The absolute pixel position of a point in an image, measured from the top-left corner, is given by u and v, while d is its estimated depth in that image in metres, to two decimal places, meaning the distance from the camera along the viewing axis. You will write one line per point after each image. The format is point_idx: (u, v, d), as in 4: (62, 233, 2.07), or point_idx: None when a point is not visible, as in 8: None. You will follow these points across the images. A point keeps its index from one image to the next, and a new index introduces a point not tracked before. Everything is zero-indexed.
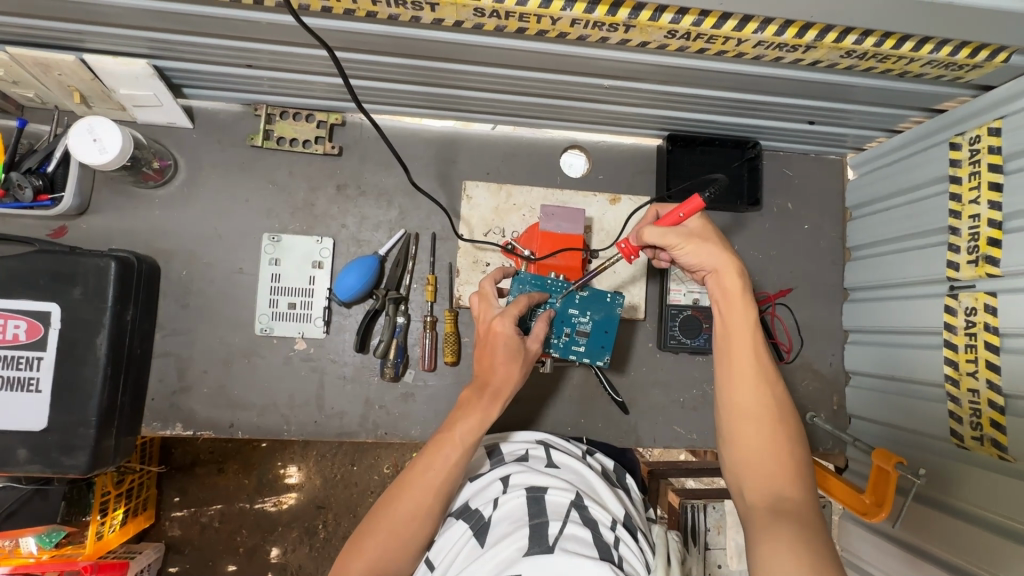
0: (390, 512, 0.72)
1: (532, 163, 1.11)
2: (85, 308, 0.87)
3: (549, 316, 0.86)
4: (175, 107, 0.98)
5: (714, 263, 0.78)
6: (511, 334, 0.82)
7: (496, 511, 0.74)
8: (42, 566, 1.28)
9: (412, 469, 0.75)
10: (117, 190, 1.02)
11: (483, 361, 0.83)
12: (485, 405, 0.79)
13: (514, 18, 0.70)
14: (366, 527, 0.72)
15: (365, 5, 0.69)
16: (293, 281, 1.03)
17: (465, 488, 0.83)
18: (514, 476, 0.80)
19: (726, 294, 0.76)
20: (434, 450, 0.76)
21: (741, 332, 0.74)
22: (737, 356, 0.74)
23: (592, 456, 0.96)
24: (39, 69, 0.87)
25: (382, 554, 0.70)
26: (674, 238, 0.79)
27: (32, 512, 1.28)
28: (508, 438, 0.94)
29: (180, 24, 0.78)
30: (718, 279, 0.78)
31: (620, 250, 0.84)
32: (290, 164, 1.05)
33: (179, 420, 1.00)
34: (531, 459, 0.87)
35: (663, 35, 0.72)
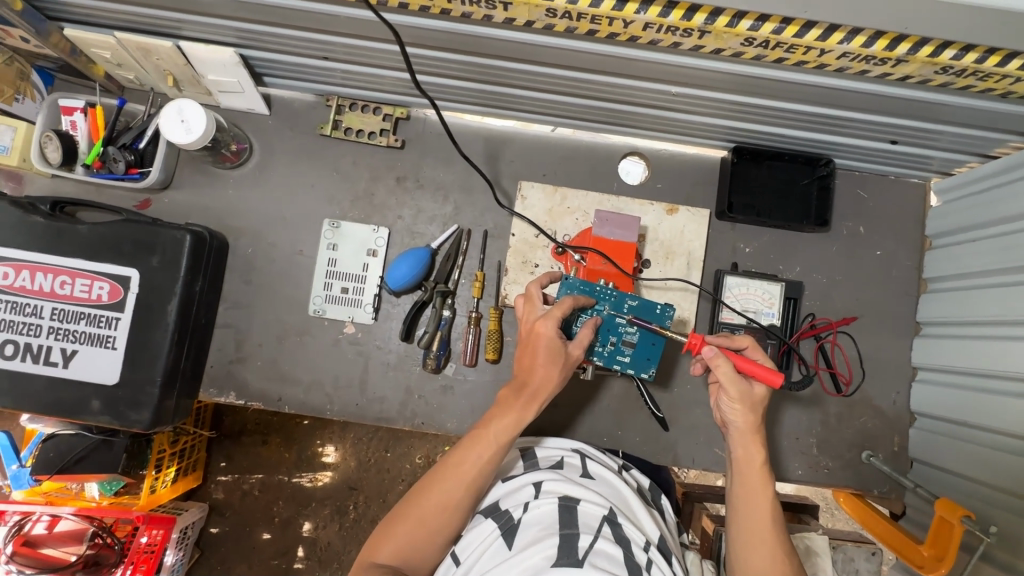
0: (419, 503, 0.74)
1: (591, 168, 1.10)
2: (160, 276, 0.94)
3: (595, 324, 0.84)
4: (255, 95, 1.03)
5: (746, 426, 0.82)
6: (552, 336, 0.80)
7: (526, 513, 0.74)
8: (101, 510, 1.41)
9: (445, 462, 0.77)
10: (197, 168, 1.08)
11: (525, 359, 0.82)
12: (522, 406, 0.79)
13: (585, 20, 0.70)
14: (397, 515, 0.74)
15: (440, 2, 0.71)
16: (348, 267, 1.06)
17: (496, 487, 0.83)
18: (548, 481, 0.79)
19: (744, 459, 0.81)
20: (469, 443, 0.77)
21: (758, 494, 0.78)
22: (751, 518, 0.77)
23: (628, 471, 0.94)
24: (141, 53, 0.94)
25: (410, 541, 0.72)
26: (734, 389, 0.80)
27: (96, 460, 1.35)
28: (544, 443, 0.93)
29: (268, 16, 0.83)
30: (741, 443, 0.82)
31: (688, 341, 0.81)
32: (354, 154, 1.09)
33: (233, 388, 1.06)
34: (567, 466, 0.86)
35: (740, 42, 0.70)
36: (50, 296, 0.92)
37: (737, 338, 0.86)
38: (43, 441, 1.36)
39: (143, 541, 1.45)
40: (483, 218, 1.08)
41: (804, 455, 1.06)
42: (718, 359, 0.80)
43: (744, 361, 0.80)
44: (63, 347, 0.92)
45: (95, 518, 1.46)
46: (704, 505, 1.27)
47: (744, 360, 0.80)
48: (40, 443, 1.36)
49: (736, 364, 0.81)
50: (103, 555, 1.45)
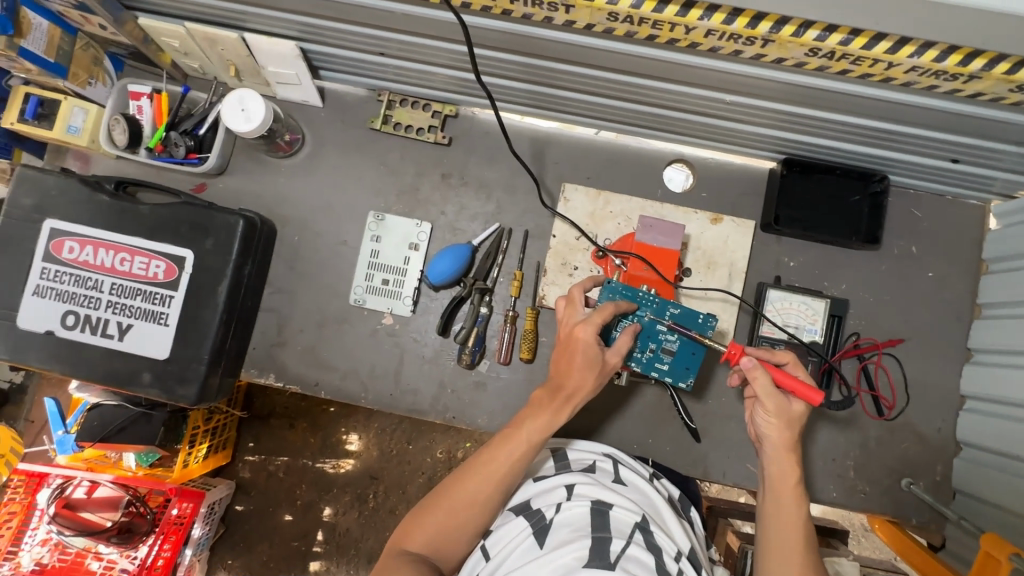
0: (450, 496, 0.75)
1: (635, 173, 1.10)
2: (213, 258, 0.97)
3: (634, 331, 0.84)
4: (311, 87, 1.06)
5: (782, 443, 0.80)
6: (591, 343, 0.80)
7: (558, 514, 0.74)
8: (136, 480, 1.47)
9: (476, 458, 0.77)
10: (251, 156, 1.11)
11: (561, 363, 0.82)
12: (555, 407, 0.79)
13: (646, 25, 0.70)
14: (427, 505, 0.76)
15: (502, 3, 0.72)
16: (390, 259, 1.08)
17: (526, 485, 0.83)
18: (579, 484, 0.79)
19: (776, 476, 0.79)
20: (502, 441, 0.78)
21: (789, 513, 0.77)
22: (781, 536, 0.76)
23: (659, 480, 0.93)
24: (207, 43, 0.98)
25: (438, 533, 0.73)
26: (773, 403, 0.79)
27: (134, 432, 1.40)
28: (574, 445, 0.93)
29: (331, 11, 0.86)
30: (774, 459, 0.80)
31: (728, 351, 0.80)
32: (402, 149, 1.11)
33: (272, 370, 1.09)
34: (598, 471, 0.86)
35: (804, 52, 0.68)
36: (111, 271, 0.97)
37: (778, 354, 0.86)
38: (89, 410, 1.42)
39: (174, 513, 1.49)
40: (524, 218, 1.09)
41: (840, 477, 1.03)
42: (759, 370, 0.79)
43: (785, 376, 0.78)
44: (119, 320, 0.96)
45: (130, 487, 1.49)
46: (728, 521, 1.26)
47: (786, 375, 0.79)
48: (86, 412, 1.43)
49: (776, 378, 0.79)
50: (136, 523, 1.48)
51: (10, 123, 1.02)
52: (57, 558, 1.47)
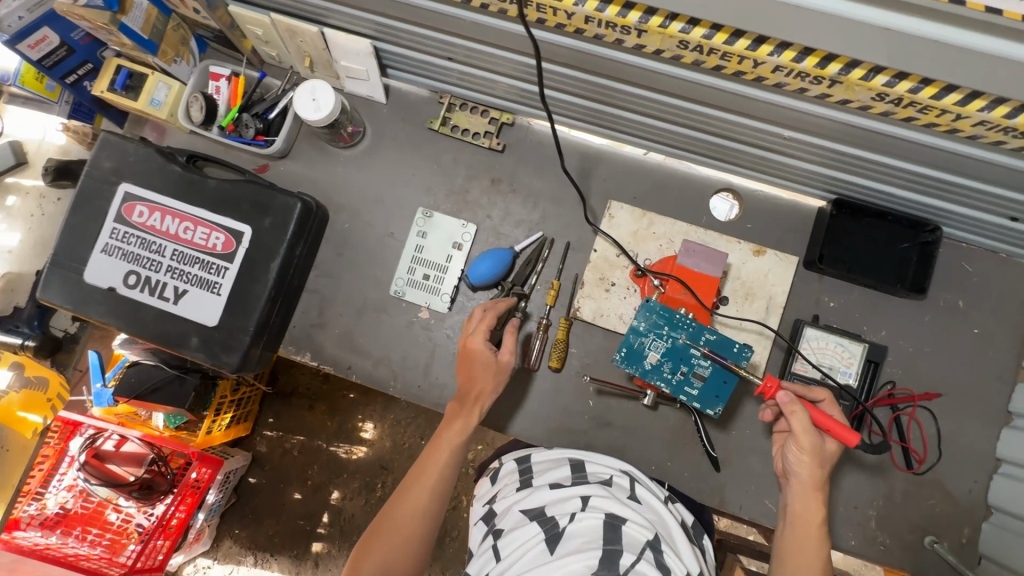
0: (391, 516, 0.88)
1: (681, 197, 1.11)
2: (269, 236, 1.02)
3: (516, 331, 1.01)
4: (379, 84, 1.11)
5: (810, 481, 0.82)
6: (480, 348, 0.97)
7: (570, 524, 0.75)
8: (162, 440, 1.52)
9: (412, 476, 0.92)
10: (313, 144, 1.17)
11: (464, 375, 0.98)
12: (468, 418, 0.96)
13: (715, 55, 0.71)
14: (378, 530, 0.88)
15: (576, 22, 0.74)
16: (433, 256, 1.11)
17: (542, 491, 0.84)
18: (595, 497, 0.80)
19: (798, 511, 0.81)
20: (430, 455, 0.94)
21: (810, 549, 0.78)
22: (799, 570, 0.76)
23: (673, 504, 0.93)
24: (288, 35, 1.04)
25: (391, 548, 0.85)
26: (808, 440, 0.80)
27: (171, 394, 1.44)
28: (593, 459, 0.93)
29: (409, 15, 0.91)
30: (800, 497, 0.82)
31: (763, 384, 0.82)
32: (456, 150, 1.14)
33: (309, 349, 1.12)
34: (615, 486, 0.86)
35: (870, 97, 0.69)
36: (174, 238, 1.03)
37: (814, 392, 0.87)
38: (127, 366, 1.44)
39: (193, 476, 1.53)
40: (568, 230, 1.11)
41: (861, 526, 1.01)
42: (797, 407, 0.80)
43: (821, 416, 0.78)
44: (176, 285, 1.02)
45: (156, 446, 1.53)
46: (737, 557, 1.26)
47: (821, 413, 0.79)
48: (123, 367, 1.47)
49: (813, 416, 0.80)
50: (157, 481, 1.54)
51: (100, 91, 1.09)
52: (79, 505, 1.54)
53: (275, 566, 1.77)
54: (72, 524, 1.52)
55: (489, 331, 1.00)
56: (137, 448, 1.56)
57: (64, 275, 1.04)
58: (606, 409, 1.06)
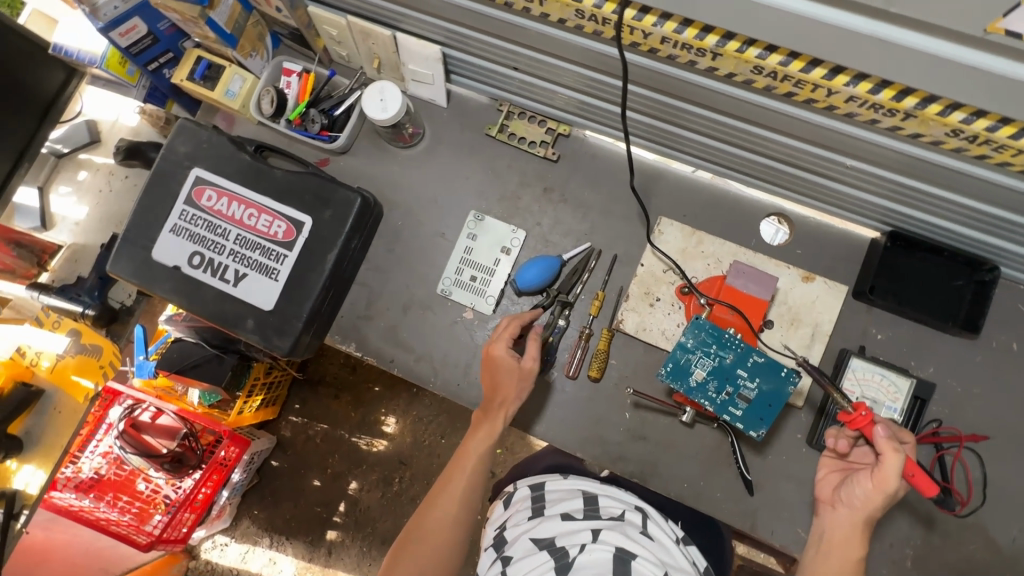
0: (421, 528, 0.92)
1: (732, 219, 1.11)
2: (329, 227, 1.06)
3: (539, 339, 1.02)
4: (442, 88, 1.14)
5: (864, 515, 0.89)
6: (504, 356, 0.98)
7: (580, 555, 0.80)
8: (195, 415, 1.54)
9: (440, 487, 0.96)
10: (373, 142, 1.20)
11: (488, 382, 0.99)
12: (491, 426, 0.98)
13: (789, 82, 0.72)
14: (410, 540, 0.92)
15: (652, 42, 0.76)
16: (481, 258, 1.14)
17: (554, 520, 0.89)
18: (605, 532, 0.85)
19: (838, 537, 0.90)
20: (456, 465, 0.97)
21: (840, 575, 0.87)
22: None
23: (686, 545, 0.96)
24: (361, 37, 1.08)
25: (424, 556, 0.89)
26: (890, 479, 0.85)
27: (208, 372, 1.43)
28: (607, 493, 0.98)
29: (483, 25, 0.94)
30: (845, 524, 0.90)
31: (858, 409, 0.86)
32: (511, 157, 1.17)
33: (353, 340, 1.15)
34: (627, 521, 0.91)
35: (944, 132, 0.69)
36: (238, 223, 1.07)
37: (905, 433, 0.90)
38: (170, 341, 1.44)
39: (221, 455, 1.57)
40: (616, 243, 1.12)
41: (896, 565, 0.99)
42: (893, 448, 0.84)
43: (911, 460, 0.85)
44: (237, 268, 1.06)
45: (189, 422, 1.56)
46: None
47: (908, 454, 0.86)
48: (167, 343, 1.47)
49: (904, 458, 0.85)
50: (187, 455, 1.53)
51: (179, 80, 1.15)
52: (112, 471, 1.56)
53: (291, 550, 1.81)
54: (104, 489, 1.56)
55: (512, 338, 1.01)
56: (171, 421, 1.58)
57: (132, 250, 1.09)
58: (641, 422, 1.07)
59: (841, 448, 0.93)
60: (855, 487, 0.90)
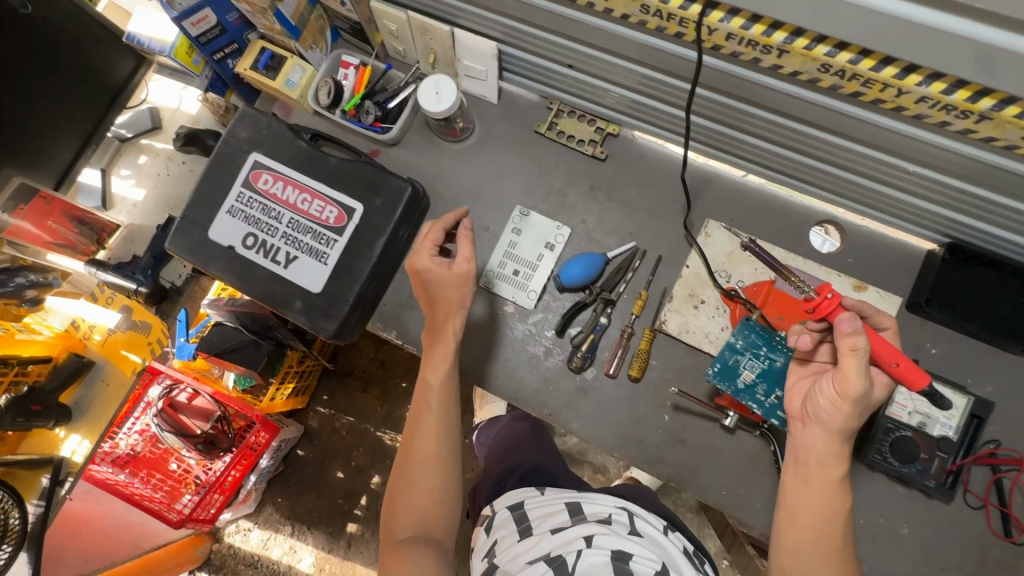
0: (407, 470, 0.96)
1: (781, 224, 1.10)
2: (379, 215, 1.08)
3: (470, 236, 1.00)
4: (494, 85, 1.16)
5: (840, 423, 0.81)
6: (428, 260, 0.98)
7: (579, 561, 0.77)
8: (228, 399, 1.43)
9: (413, 428, 0.99)
10: (423, 135, 1.22)
11: (424, 301, 1.01)
12: (444, 350, 1.00)
13: (857, 81, 0.71)
14: (400, 487, 0.95)
15: (716, 39, 0.76)
16: (525, 253, 1.15)
17: (543, 535, 0.85)
18: (598, 537, 0.81)
19: (811, 450, 0.84)
20: (420, 399, 1.00)
21: (818, 486, 0.82)
22: (802, 504, 0.83)
23: (673, 533, 0.94)
24: (419, 31, 1.11)
25: (420, 501, 0.93)
26: (860, 377, 0.77)
27: (246, 356, 1.37)
28: (588, 498, 0.94)
29: (538, 20, 0.96)
30: (817, 436, 0.83)
31: (820, 296, 0.79)
32: (559, 155, 1.18)
33: (395, 328, 1.17)
34: (615, 523, 0.87)
35: (1021, 135, 0.67)
36: (292, 207, 1.10)
37: (870, 316, 0.85)
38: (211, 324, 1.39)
39: (252, 440, 1.45)
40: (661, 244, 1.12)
41: None
42: (859, 336, 0.75)
43: (890, 351, 0.77)
44: (288, 250, 1.09)
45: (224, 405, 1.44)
46: None
47: (883, 347, 0.78)
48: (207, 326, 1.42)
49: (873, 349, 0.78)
50: (219, 438, 1.42)
51: (242, 68, 1.19)
52: (148, 449, 1.44)
53: (311, 539, 1.83)
54: (140, 466, 1.43)
55: (435, 247, 1.00)
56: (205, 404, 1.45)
57: (190, 229, 1.13)
58: (680, 426, 1.05)
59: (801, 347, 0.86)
60: (821, 397, 0.83)
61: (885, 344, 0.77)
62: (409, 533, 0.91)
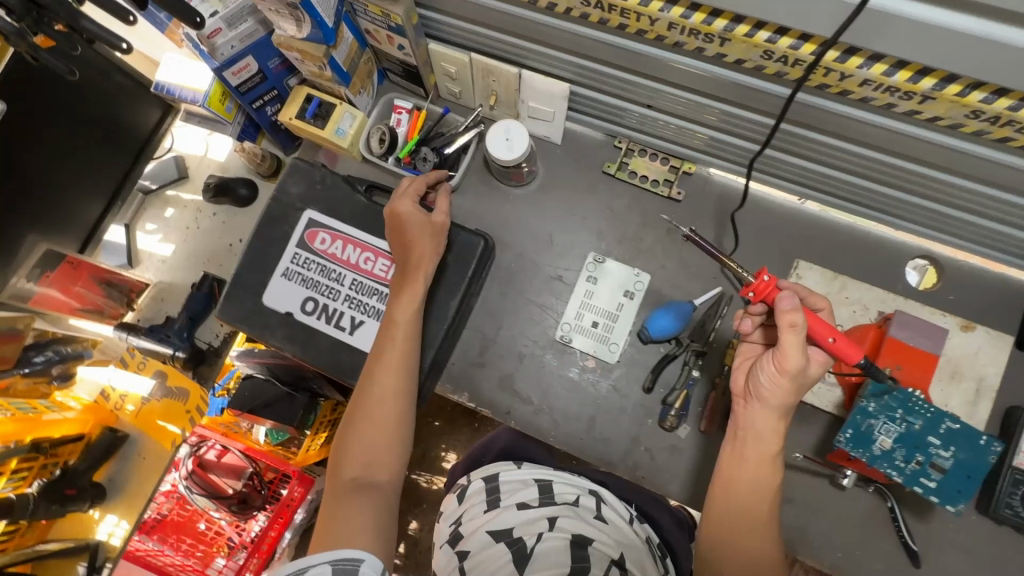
0: (363, 406, 0.88)
1: (873, 262, 1.04)
2: (450, 272, 1.01)
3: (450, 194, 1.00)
4: (561, 125, 1.10)
5: (778, 399, 0.84)
6: (411, 211, 0.95)
7: (537, 544, 0.76)
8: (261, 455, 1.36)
9: (371, 363, 0.91)
10: (483, 179, 1.15)
11: (397, 241, 0.96)
12: (413, 289, 0.93)
13: (1010, 127, 0.66)
14: (352, 423, 0.88)
15: (848, 84, 0.70)
16: (603, 303, 1.08)
17: (508, 510, 0.84)
18: (561, 519, 0.81)
19: (750, 425, 0.87)
20: (383, 333, 0.92)
21: (759, 462, 0.85)
22: (740, 469, 0.85)
23: (636, 521, 0.95)
24: (482, 73, 1.04)
25: (371, 441, 0.87)
26: (794, 356, 0.80)
27: (278, 411, 1.27)
28: (559, 480, 0.93)
29: (622, 61, 0.89)
30: (760, 411, 0.86)
31: (759, 280, 0.83)
32: (631, 196, 1.11)
33: (467, 390, 1.09)
34: (581, 506, 0.88)
35: None
36: (354, 268, 1.02)
37: (813, 299, 0.88)
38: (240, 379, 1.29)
39: (285, 494, 1.35)
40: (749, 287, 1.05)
41: None
42: (796, 313, 0.79)
43: (827, 328, 0.80)
44: (354, 316, 1.01)
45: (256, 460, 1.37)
46: None
47: (818, 324, 0.81)
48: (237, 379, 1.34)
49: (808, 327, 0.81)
50: (251, 495, 1.34)
51: (288, 118, 1.11)
52: (175, 511, 1.34)
53: None
54: (168, 530, 1.32)
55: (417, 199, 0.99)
56: (236, 460, 1.39)
57: (243, 296, 1.04)
58: (786, 484, 0.99)
59: (747, 329, 0.90)
60: (762, 374, 0.86)
61: (822, 323, 0.80)
62: (355, 475, 0.86)
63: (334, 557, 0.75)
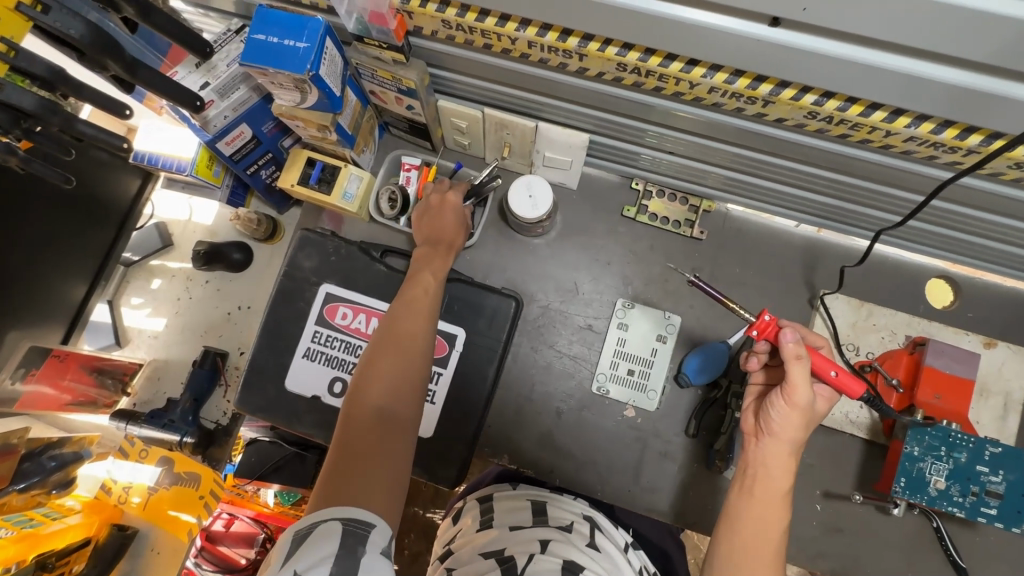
0: (389, 344, 0.81)
1: (895, 286, 1.06)
2: (482, 338, 0.97)
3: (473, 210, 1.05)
4: (578, 172, 1.07)
5: (791, 434, 0.76)
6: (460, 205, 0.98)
7: (529, 564, 0.63)
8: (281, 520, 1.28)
9: (401, 305, 0.85)
10: (500, 232, 1.12)
11: (435, 220, 0.97)
12: (443, 258, 0.93)
13: None
14: (376, 356, 0.80)
15: (891, 141, 0.70)
16: (637, 349, 1.06)
17: (500, 531, 0.73)
18: (554, 543, 0.68)
19: (765, 457, 0.77)
20: (415, 280, 0.89)
21: (776, 500, 0.74)
22: (764, 483, 0.75)
23: (634, 551, 0.83)
24: (495, 127, 1.00)
25: (394, 378, 0.78)
26: (802, 391, 0.75)
27: (291, 474, 1.24)
28: (556, 502, 0.82)
29: (644, 114, 0.87)
30: (774, 443, 0.76)
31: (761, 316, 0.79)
32: (652, 237, 1.10)
33: (506, 452, 1.06)
34: (574, 533, 0.74)
35: None
36: None
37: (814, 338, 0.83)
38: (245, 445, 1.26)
39: None
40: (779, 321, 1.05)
41: None
42: (801, 347, 0.74)
43: (828, 361, 0.77)
44: None
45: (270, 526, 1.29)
46: None
47: (818, 357, 0.78)
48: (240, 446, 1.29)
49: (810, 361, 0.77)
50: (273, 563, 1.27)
51: (290, 185, 1.03)
52: None
53: None
54: None
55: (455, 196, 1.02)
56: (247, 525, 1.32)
57: (263, 383, 0.98)
58: (836, 515, 1.00)
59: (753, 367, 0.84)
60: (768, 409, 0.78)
61: (820, 355, 0.77)
62: (381, 412, 0.75)
63: (346, 514, 0.63)
